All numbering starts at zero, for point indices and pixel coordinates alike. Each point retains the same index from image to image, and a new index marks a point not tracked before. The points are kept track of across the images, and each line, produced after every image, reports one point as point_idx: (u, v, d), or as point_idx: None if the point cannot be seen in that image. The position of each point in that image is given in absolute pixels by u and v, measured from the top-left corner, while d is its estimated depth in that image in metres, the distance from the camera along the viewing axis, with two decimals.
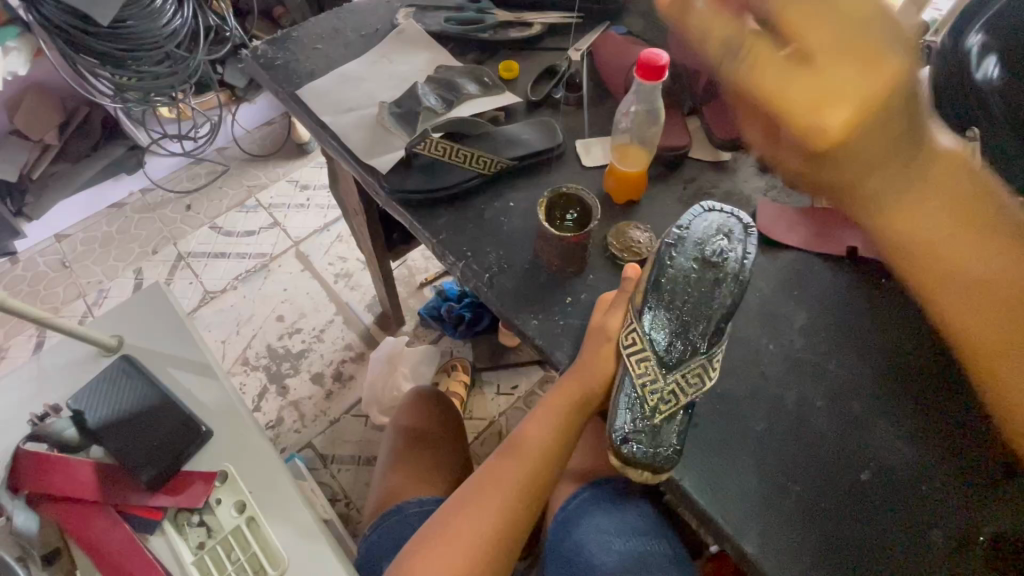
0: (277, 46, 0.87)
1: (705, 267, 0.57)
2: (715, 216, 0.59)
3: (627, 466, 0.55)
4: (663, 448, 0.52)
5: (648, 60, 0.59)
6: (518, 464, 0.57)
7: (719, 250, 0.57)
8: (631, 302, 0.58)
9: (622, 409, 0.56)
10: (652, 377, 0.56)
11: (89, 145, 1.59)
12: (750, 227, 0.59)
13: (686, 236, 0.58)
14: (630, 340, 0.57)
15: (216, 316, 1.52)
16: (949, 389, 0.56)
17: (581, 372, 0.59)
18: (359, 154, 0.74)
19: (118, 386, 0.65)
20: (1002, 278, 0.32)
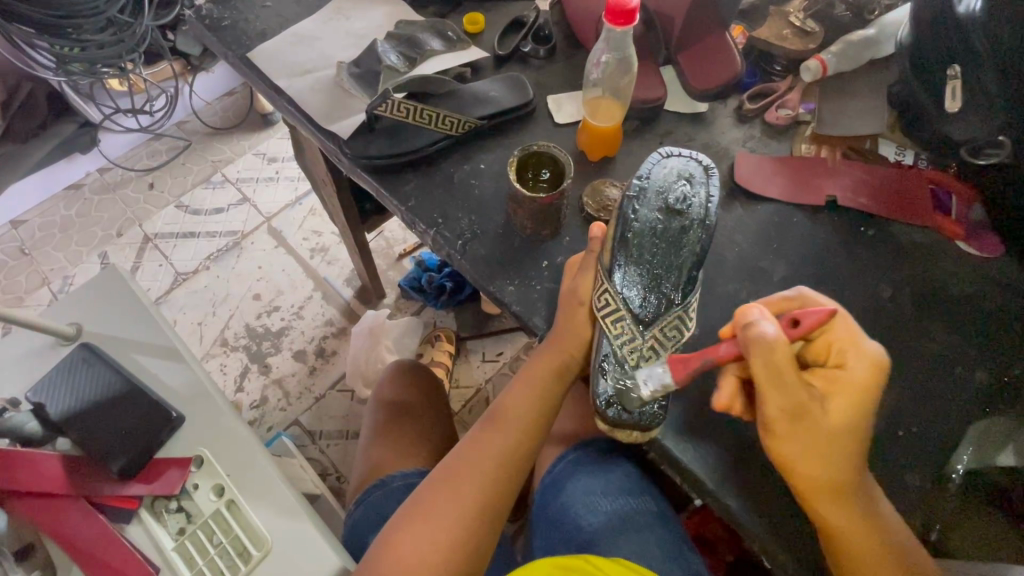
0: (223, 6, 0.80)
1: (672, 217, 0.53)
2: (674, 161, 0.54)
3: (615, 428, 0.53)
4: (649, 406, 0.51)
5: (616, 3, 0.55)
6: (501, 435, 0.56)
7: (682, 197, 0.53)
8: (600, 262, 0.54)
9: (602, 372, 0.53)
10: (630, 337, 0.53)
11: (36, 124, 1.46)
12: (710, 166, 0.54)
13: (647, 186, 0.53)
14: (604, 302, 0.53)
15: (190, 298, 1.47)
16: (926, 335, 0.56)
17: (556, 340, 0.57)
18: (317, 119, 0.70)
19: (79, 376, 0.62)
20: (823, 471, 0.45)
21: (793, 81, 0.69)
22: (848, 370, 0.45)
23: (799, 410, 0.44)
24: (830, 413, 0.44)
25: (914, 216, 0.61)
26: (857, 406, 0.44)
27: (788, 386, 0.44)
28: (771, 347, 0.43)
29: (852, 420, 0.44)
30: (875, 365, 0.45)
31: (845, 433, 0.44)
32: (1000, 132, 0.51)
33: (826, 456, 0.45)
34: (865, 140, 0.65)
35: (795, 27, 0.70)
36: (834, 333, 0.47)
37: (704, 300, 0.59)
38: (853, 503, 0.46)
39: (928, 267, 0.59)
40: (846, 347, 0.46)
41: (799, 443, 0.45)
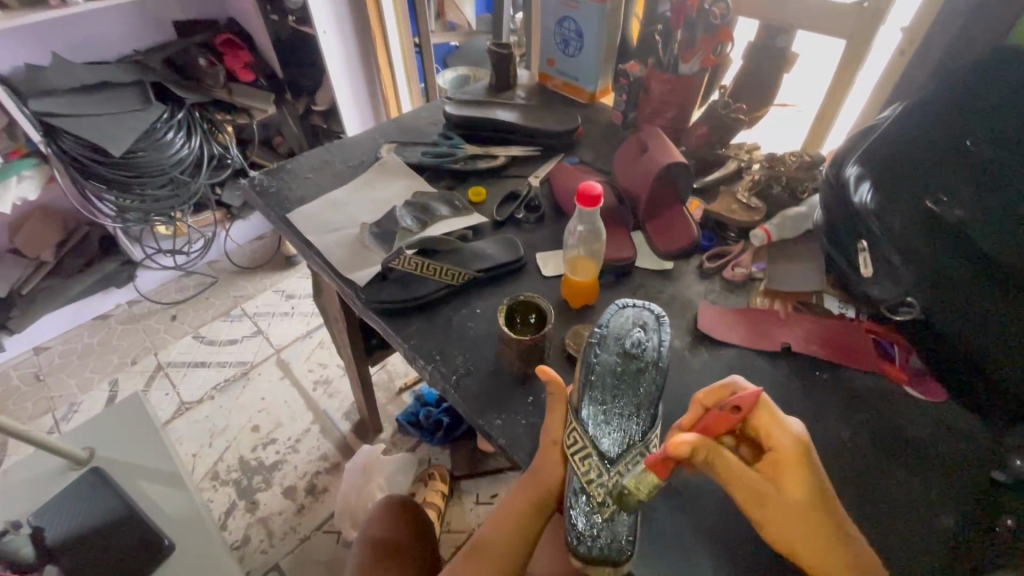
0: (272, 177, 0.98)
1: (629, 360, 0.61)
2: (629, 311, 0.64)
3: (591, 565, 0.53)
4: (617, 540, 0.53)
5: (585, 190, 0.69)
6: (479, 566, 0.56)
7: (637, 342, 0.61)
8: (571, 402, 0.60)
9: (575, 507, 0.55)
10: (597, 473, 0.56)
11: (82, 261, 1.68)
12: (663, 317, 0.64)
13: (607, 334, 0.62)
14: (573, 439, 0.58)
15: (190, 427, 1.49)
16: (889, 478, 0.60)
17: (534, 473, 0.59)
18: (339, 269, 0.82)
19: (82, 501, 0.66)
20: (815, 542, 0.47)
21: (744, 245, 0.82)
22: (778, 445, 0.49)
23: (758, 498, 0.48)
24: (785, 488, 0.48)
25: (861, 362, 0.68)
26: (805, 480, 0.48)
27: (743, 479, 0.48)
28: (716, 460, 0.49)
29: (811, 492, 0.48)
30: (800, 437, 0.49)
31: (811, 505, 0.48)
32: (908, 294, 0.62)
33: (811, 530, 0.47)
34: (811, 295, 0.75)
35: (741, 203, 0.86)
36: (760, 419, 0.51)
37: (676, 438, 0.63)
38: (854, 558, 0.47)
39: (882, 411, 0.65)
40: (766, 427, 0.50)
41: (778, 524, 0.48)
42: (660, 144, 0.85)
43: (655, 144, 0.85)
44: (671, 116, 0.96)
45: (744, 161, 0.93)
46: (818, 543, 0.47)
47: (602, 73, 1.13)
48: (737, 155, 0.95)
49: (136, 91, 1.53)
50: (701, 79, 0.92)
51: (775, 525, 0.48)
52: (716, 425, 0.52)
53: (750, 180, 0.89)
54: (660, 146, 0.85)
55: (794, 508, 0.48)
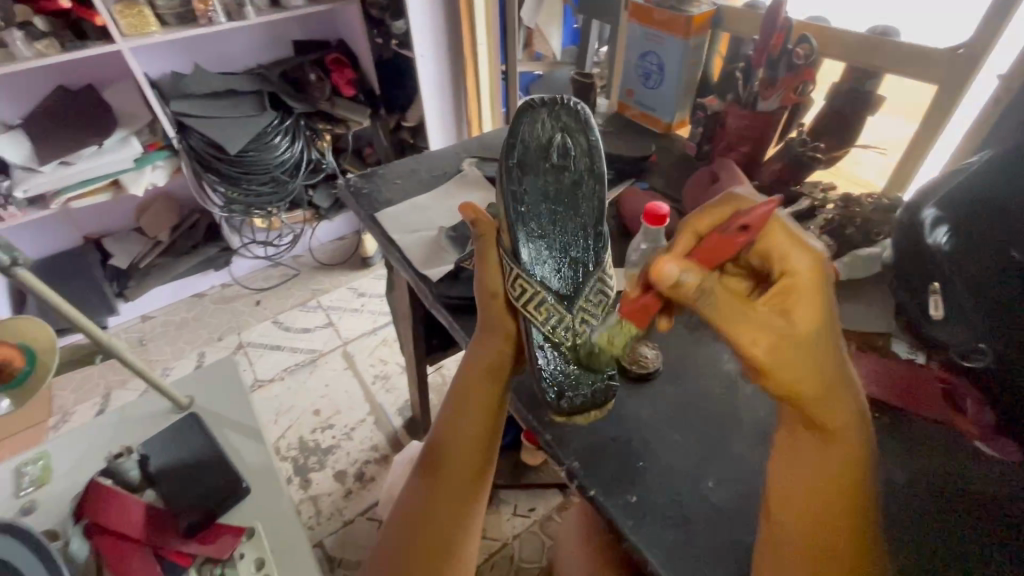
0: (365, 180, 1.09)
1: (556, 172, 0.69)
2: (543, 123, 0.70)
3: (575, 416, 0.63)
4: (598, 379, 0.64)
5: (653, 210, 0.73)
6: (441, 476, 0.58)
7: (558, 151, 0.69)
8: (507, 248, 0.67)
9: (545, 353, 0.63)
10: (555, 312, 0.65)
11: (191, 243, 1.90)
12: (587, 119, 0.71)
13: (527, 161, 0.68)
14: (521, 291, 0.64)
15: (260, 402, 1.63)
16: (954, 532, 0.56)
17: (478, 361, 0.63)
18: (415, 266, 0.89)
19: (180, 439, 0.75)
20: (809, 382, 0.39)
21: None
22: (795, 272, 0.41)
23: (762, 337, 0.39)
24: (800, 321, 0.39)
25: (925, 409, 0.66)
26: (822, 307, 0.39)
27: (745, 313, 0.39)
28: (706, 293, 0.40)
29: (826, 325, 0.39)
30: (819, 258, 0.41)
31: (822, 337, 0.39)
32: (980, 341, 0.57)
33: (814, 371, 0.39)
34: (879, 337, 0.75)
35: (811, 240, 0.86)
36: (777, 237, 0.43)
37: (720, 457, 0.63)
38: (848, 406, 0.41)
39: (946, 462, 0.62)
40: (785, 251, 0.42)
41: (790, 369, 0.39)
42: (732, 176, 0.88)
43: (727, 175, 0.88)
44: (745, 150, 0.98)
45: (818, 199, 0.92)
46: (814, 387, 0.39)
47: (680, 106, 1.16)
48: (811, 193, 0.95)
49: (253, 99, 1.73)
50: (779, 116, 0.94)
51: (787, 364, 0.39)
52: (718, 246, 0.44)
53: (823, 218, 0.89)
54: (732, 177, 0.87)
55: (809, 346, 0.39)
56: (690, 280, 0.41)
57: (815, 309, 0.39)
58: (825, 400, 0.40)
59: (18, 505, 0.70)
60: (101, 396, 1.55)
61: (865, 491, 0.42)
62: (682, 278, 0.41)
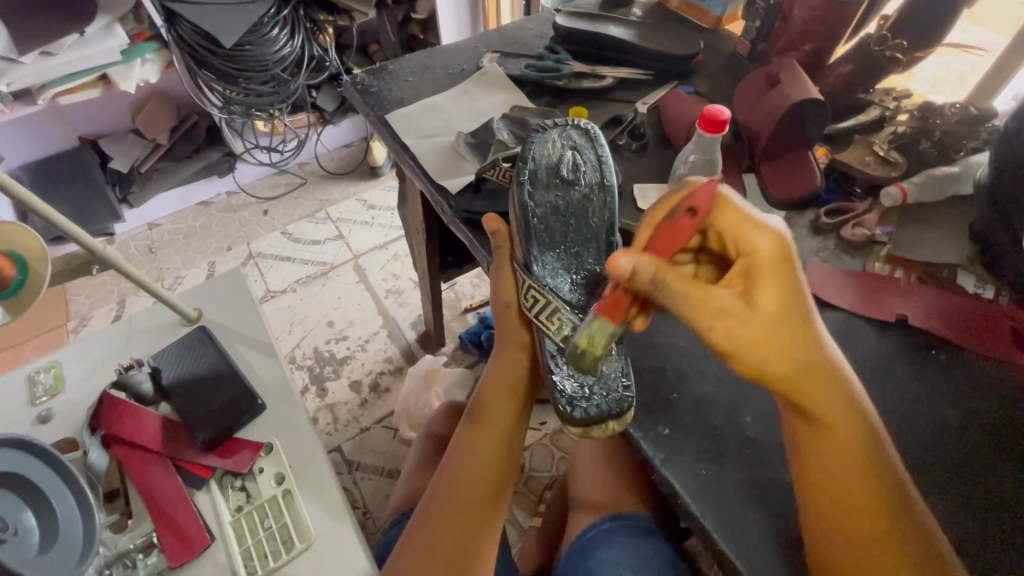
0: (374, 76, 0.98)
1: (567, 187, 0.65)
2: (554, 136, 0.66)
3: (591, 428, 0.57)
4: (613, 393, 0.57)
5: (711, 114, 0.63)
6: (484, 436, 0.62)
7: (571, 165, 0.65)
8: (518, 261, 0.64)
9: (558, 372, 0.60)
10: (568, 324, 0.61)
11: (192, 147, 1.80)
12: (598, 134, 0.67)
13: (539, 168, 0.64)
14: (533, 300, 0.62)
15: (273, 313, 1.63)
16: (999, 472, 0.54)
17: (506, 346, 0.67)
18: (432, 175, 0.81)
19: (190, 353, 0.72)
20: (790, 355, 0.44)
21: (872, 204, 0.73)
22: (752, 254, 0.45)
23: (730, 321, 0.44)
24: (760, 302, 0.43)
25: (989, 346, 0.61)
26: (779, 287, 0.44)
27: (704, 298, 0.44)
28: (660, 282, 0.46)
29: (786, 304, 0.44)
30: (778, 235, 0.44)
31: (784, 318, 0.44)
32: None
33: (787, 346, 0.44)
34: (943, 269, 0.67)
35: (878, 156, 0.76)
36: (722, 219, 0.47)
37: (760, 391, 0.59)
38: (833, 390, 0.46)
39: (1004, 403, 0.58)
40: (736, 231, 0.46)
41: (758, 352, 0.44)
42: (795, 78, 0.76)
43: (789, 77, 0.76)
44: (809, 49, 0.85)
45: (889, 110, 0.81)
46: (789, 366, 0.44)
47: None
48: (881, 102, 0.83)
49: None
50: (857, 6, 0.79)
51: (771, 350, 0.44)
52: (672, 232, 0.49)
53: (893, 131, 0.78)
54: (795, 79, 0.75)
55: (793, 333, 0.44)
56: (642, 273, 0.47)
57: (778, 286, 0.44)
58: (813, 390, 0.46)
59: (36, 414, 0.69)
60: (115, 302, 1.55)
61: (871, 468, 0.47)
62: (631, 275, 0.47)
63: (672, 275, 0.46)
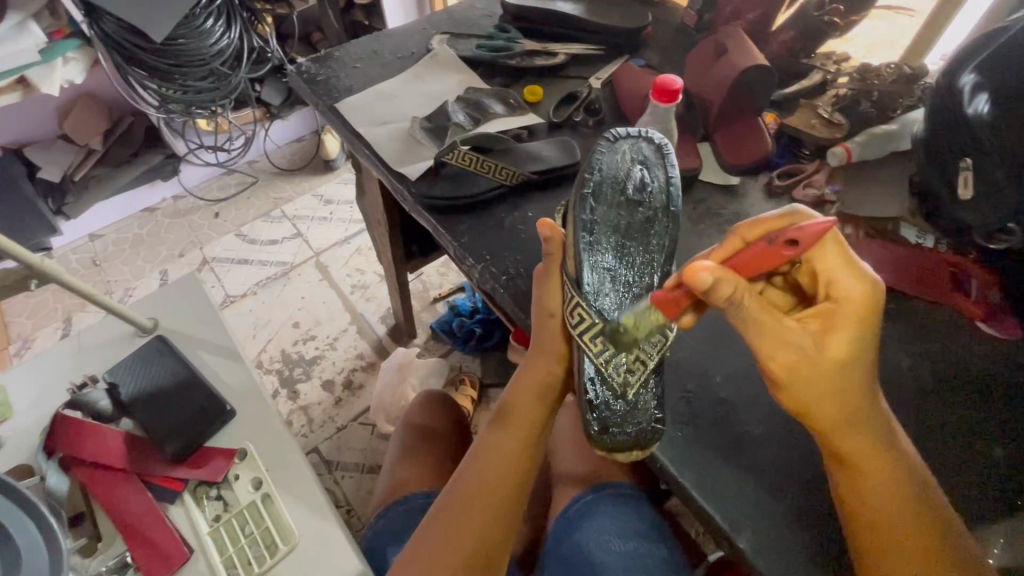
0: (320, 64, 0.94)
1: (632, 206, 0.61)
2: (625, 146, 0.63)
3: (613, 453, 0.55)
4: (640, 421, 0.55)
5: (662, 84, 0.64)
6: (507, 439, 0.61)
7: (638, 183, 0.62)
8: (567, 271, 0.59)
9: (594, 400, 0.56)
10: (609, 351, 0.57)
11: (130, 151, 1.70)
12: (668, 152, 0.63)
13: (602, 181, 0.61)
14: (576, 318, 0.58)
15: (235, 319, 1.57)
16: (945, 410, 0.59)
17: (538, 347, 0.62)
18: (389, 162, 0.79)
19: (148, 364, 0.69)
20: (836, 396, 0.45)
21: (820, 164, 0.76)
22: (841, 296, 0.45)
23: (788, 356, 0.44)
24: (829, 348, 0.44)
25: (935, 293, 0.64)
26: (854, 333, 0.44)
27: (777, 328, 0.44)
28: (737, 303, 0.44)
29: (852, 353, 0.45)
30: (867, 287, 0.45)
31: (850, 366, 0.45)
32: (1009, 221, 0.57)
33: (836, 388, 0.45)
34: (888, 223, 0.70)
35: (823, 118, 0.79)
36: (822, 258, 0.46)
37: (727, 352, 0.61)
38: (870, 431, 0.47)
39: (947, 344, 0.62)
40: (832, 272, 0.45)
41: (810, 389, 0.45)
42: (741, 46, 0.77)
43: (736, 45, 0.77)
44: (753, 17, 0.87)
45: (831, 73, 0.84)
46: (837, 411, 0.46)
47: None
48: (823, 65, 0.86)
49: None
50: None
51: (820, 389, 0.45)
52: (764, 257, 0.45)
53: (835, 93, 0.81)
54: (741, 47, 0.77)
55: (840, 376, 0.45)
56: (720, 290, 0.43)
57: (849, 337, 0.44)
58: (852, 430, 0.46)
59: None
60: (61, 320, 1.46)
61: (904, 499, 0.47)
62: (711, 295, 0.44)
63: (750, 301, 0.44)
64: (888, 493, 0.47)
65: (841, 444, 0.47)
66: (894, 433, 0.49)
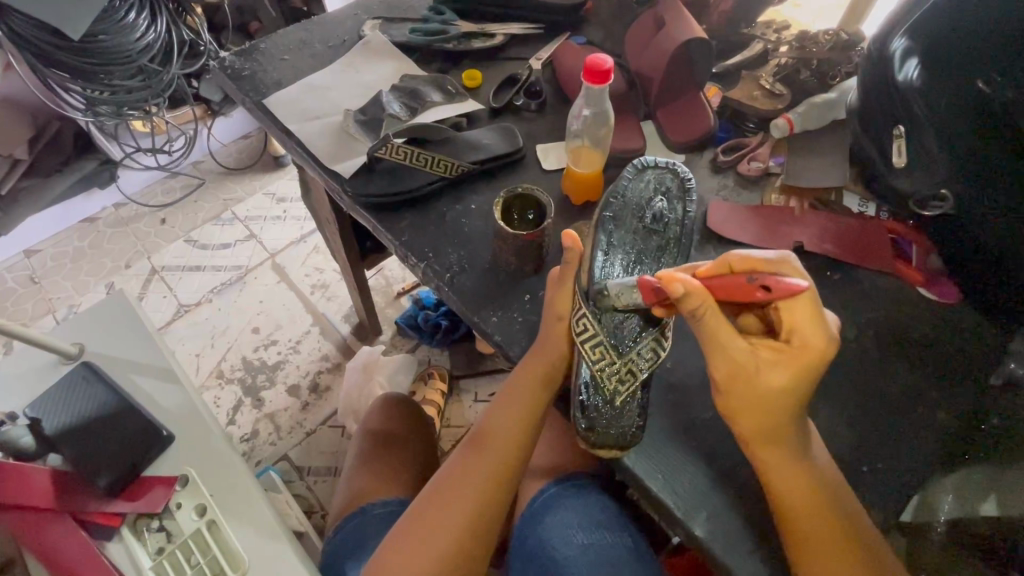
0: (245, 57, 0.88)
1: (648, 234, 0.59)
2: (650, 175, 0.60)
3: (597, 447, 0.54)
4: (627, 426, 0.53)
5: (593, 65, 0.62)
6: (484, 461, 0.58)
7: (658, 214, 0.60)
8: (579, 281, 0.57)
9: (583, 403, 0.55)
10: (608, 361, 0.55)
11: (60, 160, 1.56)
12: (691, 185, 0.61)
13: (625, 205, 0.59)
14: (582, 326, 0.55)
15: (189, 330, 1.50)
16: (890, 376, 0.60)
17: (534, 356, 0.59)
18: (323, 160, 0.75)
19: (75, 393, 0.66)
20: (765, 415, 0.47)
21: (764, 137, 0.75)
22: (800, 342, 0.45)
23: (735, 370, 0.46)
24: (766, 378, 0.46)
25: (877, 263, 0.65)
26: (795, 374, 0.45)
27: (728, 347, 0.46)
28: (695, 315, 0.46)
29: (786, 389, 0.46)
30: (828, 341, 0.44)
31: (783, 399, 0.46)
32: (942, 186, 0.58)
33: (763, 410, 0.47)
34: (830, 193, 0.70)
35: (765, 90, 0.78)
36: (793, 310, 0.44)
37: (677, 336, 0.61)
38: (794, 455, 0.48)
39: (890, 311, 0.63)
40: (796, 324, 0.44)
41: (741, 402, 0.47)
42: (679, 19, 0.75)
43: (673, 18, 0.75)
44: None
45: (772, 41, 0.82)
46: (755, 428, 0.48)
47: None
48: (764, 34, 0.85)
49: None
50: None
51: (745, 405, 0.47)
52: (735, 291, 0.46)
53: (776, 63, 0.80)
54: (679, 19, 0.75)
55: (769, 405, 0.47)
56: (687, 298, 0.45)
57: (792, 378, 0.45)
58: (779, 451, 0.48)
59: None
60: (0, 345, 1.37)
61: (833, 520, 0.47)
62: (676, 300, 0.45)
63: (714, 317, 0.46)
64: (814, 516, 0.47)
65: (760, 457, 0.49)
66: (813, 454, 0.49)
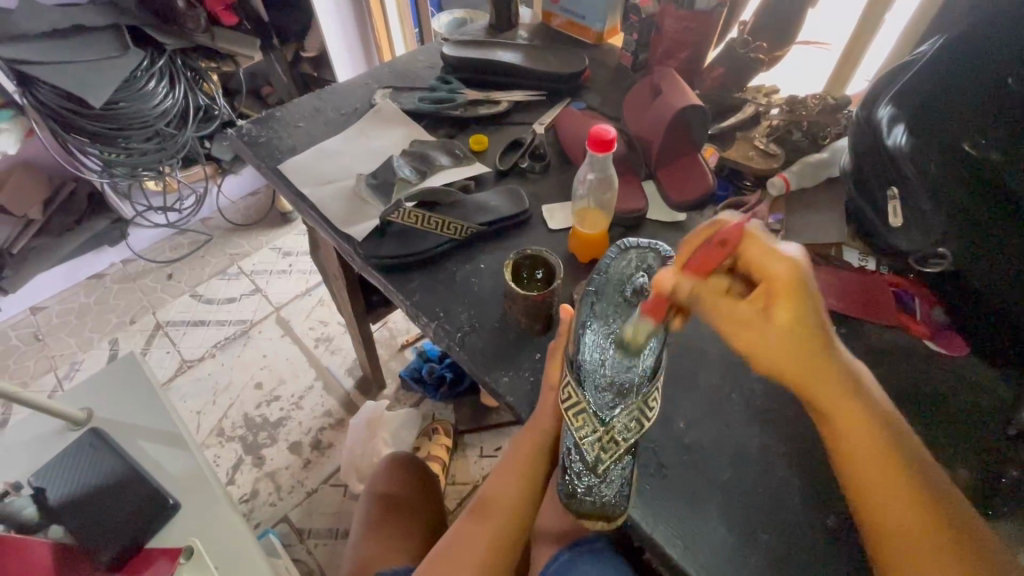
0: (262, 125, 0.92)
1: (632, 306, 0.58)
2: (632, 253, 0.61)
3: (583, 516, 0.54)
4: (609, 496, 0.53)
5: (597, 134, 0.65)
6: (487, 525, 0.60)
7: (640, 287, 0.59)
8: (565, 351, 0.59)
9: (569, 470, 0.56)
10: (591, 431, 0.55)
11: (73, 219, 1.61)
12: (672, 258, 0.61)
13: (608, 279, 0.59)
14: (566, 395, 0.56)
15: (191, 386, 1.49)
16: None
17: (530, 426, 0.61)
18: (335, 223, 0.78)
19: (83, 461, 0.65)
20: (821, 388, 0.47)
21: (761, 195, 0.78)
22: (773, 275, 0.45)
23: (761, 341, 0.46)
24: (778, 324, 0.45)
25: (882, 315, 0.66)
26: (794, 312, 0.45)
27: (731, 310, 0.47)
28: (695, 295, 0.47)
29: (804, 326, 0.45)
30: (795, 263, 0.45)
31: (818, 343, 0.46)
32: (940, 244, 0.59)
33: (814, 367, 0.46)
34: (831, 248, 0.72)
35: (759, 150, 0.81)
36: (750, 252, 0.46)
37: (687, 394, 0.61)
38: (877, 446, 0.47)
39: (900, 365, 0.63)
40: (758, 263, 0.46)
41: (781, 362, 0.46)
42: (674, 87, 0.80)
43: (668, 87, 0.80)
44: (685, 56, 0.89)
45: (762, 105, 0.87)
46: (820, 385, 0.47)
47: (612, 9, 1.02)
48: (755, 98, 0.89)
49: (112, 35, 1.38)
50: (717, 14, 0.85)
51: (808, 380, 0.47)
52: (708, 260, 0.47)
53: (768, 124, 0.84)
54: (674, 88, 0.79)
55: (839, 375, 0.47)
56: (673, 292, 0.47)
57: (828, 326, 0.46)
58: (863, 437, 0.47)
59: None
60: None
61: (936, 541, 0.46)
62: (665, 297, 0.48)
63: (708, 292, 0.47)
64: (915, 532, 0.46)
65: (846, 436, 0.48)
66: (898, 435, 0.48)
